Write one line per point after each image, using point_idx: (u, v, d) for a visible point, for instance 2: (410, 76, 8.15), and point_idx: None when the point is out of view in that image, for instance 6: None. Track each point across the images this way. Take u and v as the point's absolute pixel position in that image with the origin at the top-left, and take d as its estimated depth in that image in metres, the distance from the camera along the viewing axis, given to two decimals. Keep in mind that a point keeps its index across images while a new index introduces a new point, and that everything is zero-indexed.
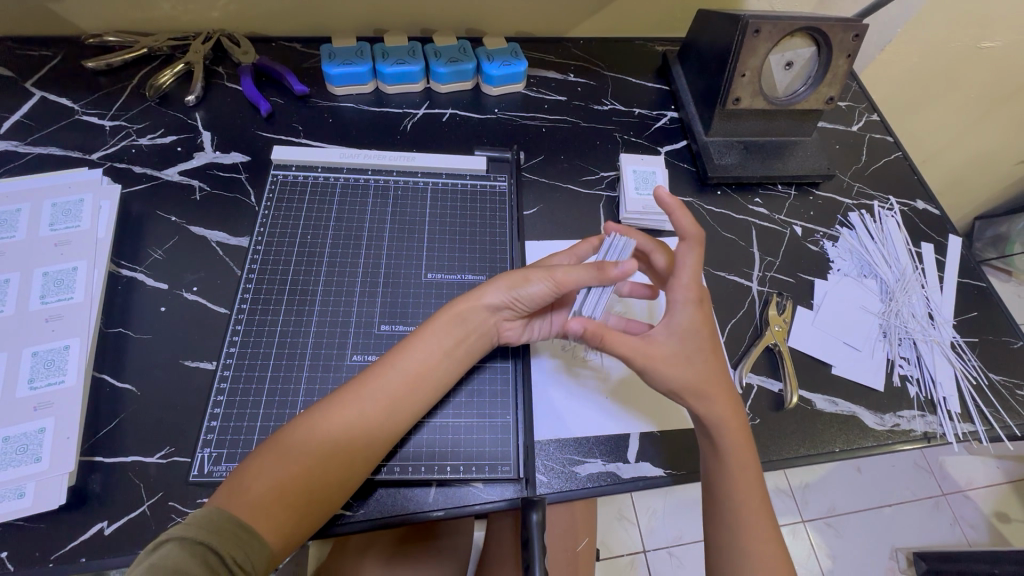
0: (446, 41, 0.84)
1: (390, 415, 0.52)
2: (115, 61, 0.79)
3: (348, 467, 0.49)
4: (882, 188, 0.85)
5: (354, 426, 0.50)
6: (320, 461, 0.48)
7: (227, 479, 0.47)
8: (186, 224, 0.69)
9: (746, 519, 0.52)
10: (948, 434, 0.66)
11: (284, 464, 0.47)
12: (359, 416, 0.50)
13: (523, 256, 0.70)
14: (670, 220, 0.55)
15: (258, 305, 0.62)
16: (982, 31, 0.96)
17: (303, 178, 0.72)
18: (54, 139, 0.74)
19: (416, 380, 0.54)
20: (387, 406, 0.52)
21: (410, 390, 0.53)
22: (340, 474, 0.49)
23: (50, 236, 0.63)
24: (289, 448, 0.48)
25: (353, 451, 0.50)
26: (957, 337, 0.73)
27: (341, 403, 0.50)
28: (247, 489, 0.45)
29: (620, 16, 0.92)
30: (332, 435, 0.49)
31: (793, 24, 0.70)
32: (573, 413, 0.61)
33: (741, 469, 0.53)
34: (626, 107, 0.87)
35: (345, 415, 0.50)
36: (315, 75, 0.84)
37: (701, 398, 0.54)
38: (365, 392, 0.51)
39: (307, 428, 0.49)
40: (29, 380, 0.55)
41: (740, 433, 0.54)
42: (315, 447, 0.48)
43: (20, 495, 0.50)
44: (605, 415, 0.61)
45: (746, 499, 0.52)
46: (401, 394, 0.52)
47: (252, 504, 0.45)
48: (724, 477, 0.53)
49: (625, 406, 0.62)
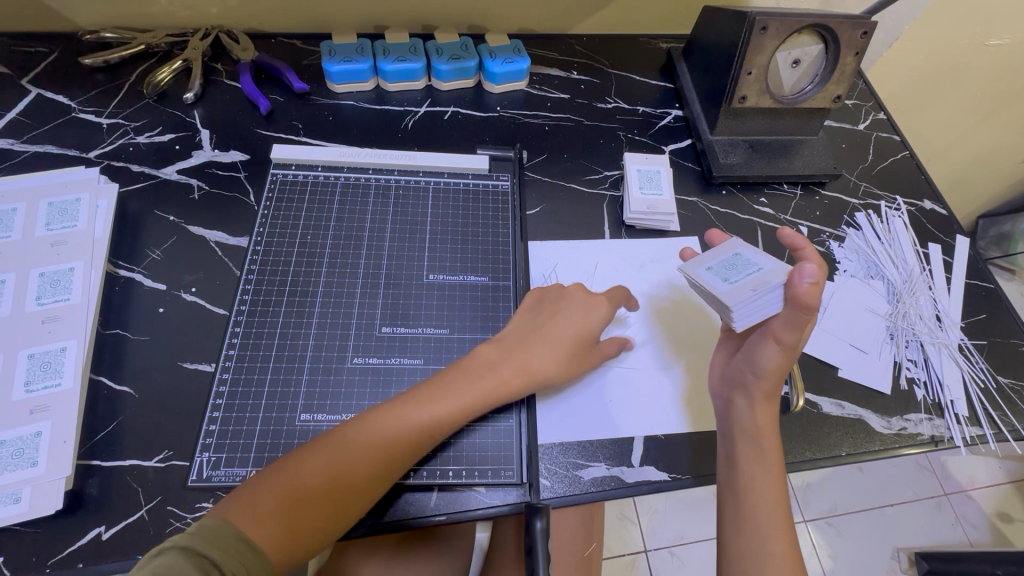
0: (447, 37, 0.83)
1: (415, 444, 0.51)
2: (112, 58, 0.78)
3: (364, 492, 0.48)
4: (889, 187, 0.84)
5: (375, 447, 0.49)
6: (330, 482, 0.47)
7: (242, 485, 0.47)
8: (184, 223, 0.68)
9: (770, 527, 0.51)
10: (955, 437, 0.65)
11: (296, 481, 0.47)
12: (380, 437, 0.50)
13: (524, 257, 0.69)
14: (800, 254, 0.57)
15: (258, 306, 0.61)
16: (989, 28, 0.96)
17: (303, 177, 0.71)
18: (50, 137, 0.73)
19: (445, 412, 0.52)
20: (408, 435, 0.51)
21: (435, 423, 0.52)
22: (354, 496, 0.48)
23: (46, 236, 0.62)
24: (308, 462, 0.48)
25: (367, 476, 0.49)
26: (965, 340, 0.72)
27: (360, 425, 0.50)
28: (256, 502, 0.45)
29: (625, 12, 0.91)
30: (344, 459, 0.48)
31: (801, 21, 0.69)
32: (597, 412, 0.61)
33: (766, 475, 0.53)
34: (629, 105, 0.86)
35: (361, 440, 0.49)
36: (315, 71, 0.82)
37: (745, 399, 0.55)
38: (391, 414, 0.51)
39: (322, 448, 0.49)
40: (26, 383, 0.54)
41: (774, 441, 0.54)
42: (334, 462, 0.48)
43: (16, 499, 0.50)
44: (632, 410, 0.61)
45: (765, 505, 0.52)
46: (426, 427, 0.51)
47: (262, 516, 0.44)
48: (749, 483, 0.53)
49: (641, 414, 0.61)
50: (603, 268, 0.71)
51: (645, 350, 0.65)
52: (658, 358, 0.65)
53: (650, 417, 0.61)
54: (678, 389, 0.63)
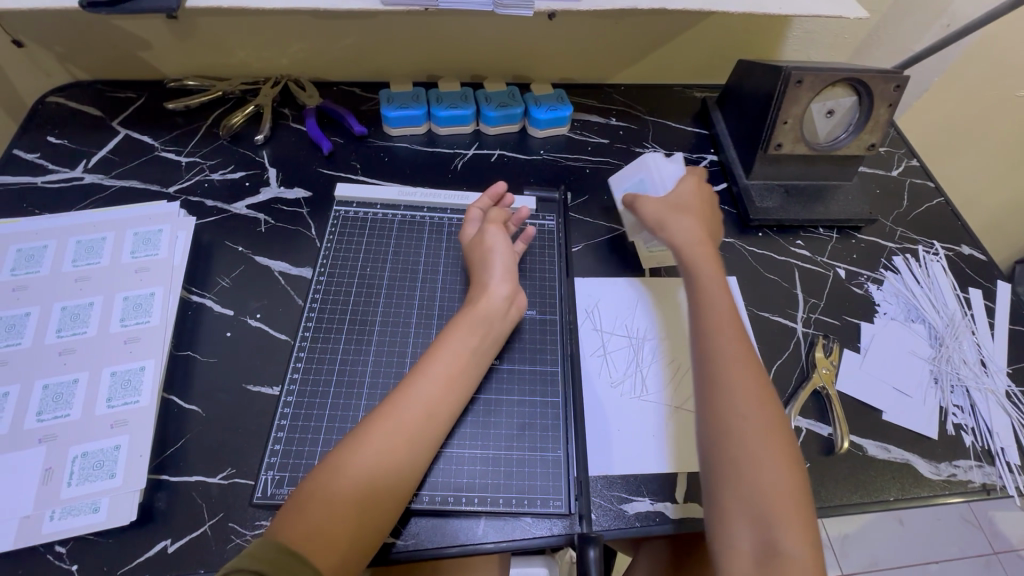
0: (496, 86, 0.89)
1: (430, 422, 0.54)
2: (192, 103, 0.86)
3: (398, 467, 0.51)
4: (926, 232, 0.85)
5: (395, 435, 0.52)
6: (365, 476, 0.50)
7: (282, 508, 0.49)
8: (252, 255, 0.73)
9: (750, 438, 0.52)
10: (1008, 486, 0.64)
11: (331, 483, 0.49)
12: (399, 423, 0.52)
13: (568, 292, 0.72)
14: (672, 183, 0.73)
15: (320, 333, 0.65)
16: (1018, 80, 0.98)
17: (363, 215, 0.76)
18: (135, 174, 0.80)
19: (449, 380, 0.56)
20: (424, 410, 0.54)
21: (444, 390, 0.56)
22: (389, 484, 0.50)
23: (131, 262, 0.68)
24: (334, 470, 0.49)
25: (399, 463, 0.51)
26: (1012, 386, 0.71)
27: (381, 418, 0.53)
28: (302, 515, 0.47)
29: (662, 64, 0.97)
30: (374, 456, 0.51)
31: (835, 75, 0.72)
32: (603, 444, 0.61)
33: (752, 405, 0.54)
34: (666, 151, 0.90)
35: (381, 431, 0.52)
36: (373, 116, 0.89)
37: (710, 285, 0.63)
38: (405, 395, 0.54)
39: (348, 447, 0.51)
40: (107, 399, 0.58)
41: (750, 362, 0.57)
42: (361, 465, 0.50)
43: (95, 509, 0.53)
44: (641, 447, 0.62)
45: (749, 413, 0.53)
46: (436, 395, 0.55)
47: (304, 532, 0.46)
48: (734, 408, 0.54)
49: (637, 451, 0.61)
50: (639, 304, 0.73)
51: (651, 328, 0.71)
52: (673, 399, 0.65)
53: (659, 456, 0.61)
54: (683, 428, 0.63)
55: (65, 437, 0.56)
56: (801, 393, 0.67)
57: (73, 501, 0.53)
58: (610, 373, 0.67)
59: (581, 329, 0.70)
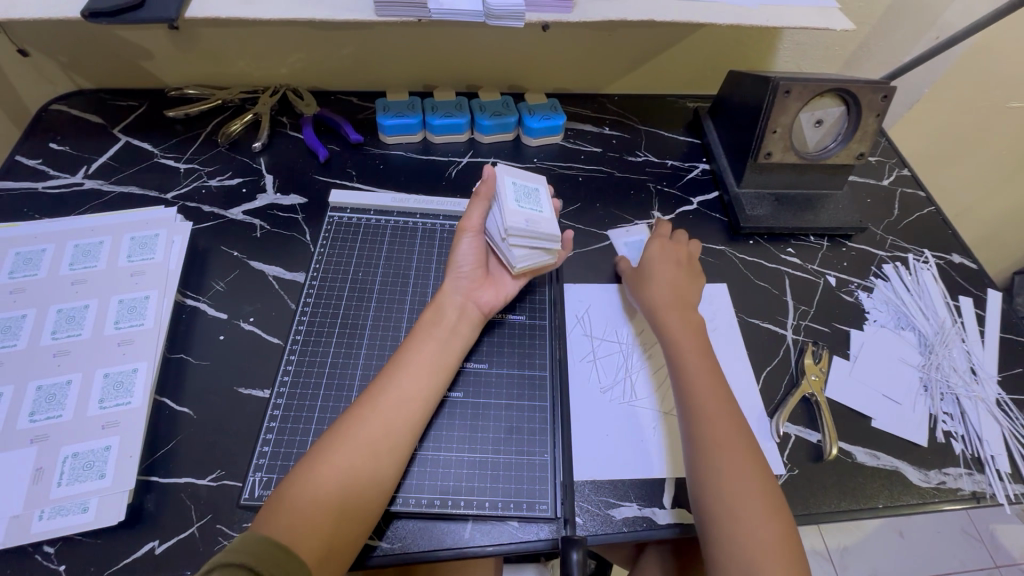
0: (490, 96, 0.91)
1: (407, 415, 0.54)
2: (192, 111, 0.88)
3: (378, 462, 0.51)
4: (916, 240, 0.86)
5: (372, 429, 0.52)
6: (345, 470, 0.50)
7: (264, 507, 0.49)
8: (247, 259, 0.74)
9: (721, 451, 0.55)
10: (998, 494, 0.63)
11: (312, 478, 0.49)
12: (377, 416, 0.53)
13: (558, 298, 0.73)
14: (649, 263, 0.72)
15: (312, 336, 0.66)
16: (1008, 92, 0.99)
17: (357, 221, 0.77)
18: (134, 180, 0.81)
19: (423, 373, 0.57)
20: (397, 404, 0.54)
21: (418, 384, 0.56)
22: (369, 477, 0.51)
23: (127, 267, 0.69)
24: (312, 465, 0.50)
25: (377, 459, 0.51)
26: (1003, 394, 0.71)
27: (359, 412, 0.53)
28: (285, 510, 0.47)
29: (655, 74, 0.98)
30: (352, 450, 0.51)
31: (822, 86, 0.74)
32: (590, 448, 0.62)
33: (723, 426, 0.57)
34: (658, 159, 0.91)
35: (358, 426, 0.52)
36: (369, 124, 0.90)
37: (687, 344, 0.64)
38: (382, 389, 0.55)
39: (328, 442, 0.51)
40: (99, 400, 0.59)
41: (720, 393, 0.59)
42: (340, 460, 0.50)
43: (83, 509, 0.53)
44: (628, 453, 0.62)
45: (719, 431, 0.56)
46: (412, 391, 0.56)
47: (288, 526, 0.46)
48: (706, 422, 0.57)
49: (625, 457, 0.61)
50: (631, 311, 0.73)
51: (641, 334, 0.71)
52: (661, 404, 0.65)
53: (645, 461, 0.61)
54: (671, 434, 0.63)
55: (56, 438, 0.56)
56: (789, 400, 0.67)
57: (62, 501, 0.53)
58: (600, 378, 0.67)
59: (570, 335, 0.71)
